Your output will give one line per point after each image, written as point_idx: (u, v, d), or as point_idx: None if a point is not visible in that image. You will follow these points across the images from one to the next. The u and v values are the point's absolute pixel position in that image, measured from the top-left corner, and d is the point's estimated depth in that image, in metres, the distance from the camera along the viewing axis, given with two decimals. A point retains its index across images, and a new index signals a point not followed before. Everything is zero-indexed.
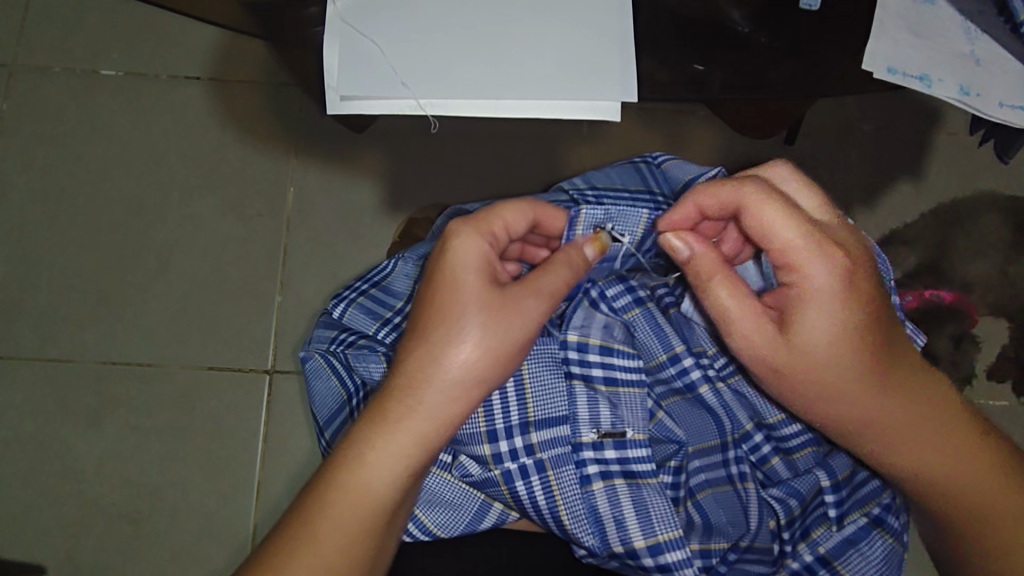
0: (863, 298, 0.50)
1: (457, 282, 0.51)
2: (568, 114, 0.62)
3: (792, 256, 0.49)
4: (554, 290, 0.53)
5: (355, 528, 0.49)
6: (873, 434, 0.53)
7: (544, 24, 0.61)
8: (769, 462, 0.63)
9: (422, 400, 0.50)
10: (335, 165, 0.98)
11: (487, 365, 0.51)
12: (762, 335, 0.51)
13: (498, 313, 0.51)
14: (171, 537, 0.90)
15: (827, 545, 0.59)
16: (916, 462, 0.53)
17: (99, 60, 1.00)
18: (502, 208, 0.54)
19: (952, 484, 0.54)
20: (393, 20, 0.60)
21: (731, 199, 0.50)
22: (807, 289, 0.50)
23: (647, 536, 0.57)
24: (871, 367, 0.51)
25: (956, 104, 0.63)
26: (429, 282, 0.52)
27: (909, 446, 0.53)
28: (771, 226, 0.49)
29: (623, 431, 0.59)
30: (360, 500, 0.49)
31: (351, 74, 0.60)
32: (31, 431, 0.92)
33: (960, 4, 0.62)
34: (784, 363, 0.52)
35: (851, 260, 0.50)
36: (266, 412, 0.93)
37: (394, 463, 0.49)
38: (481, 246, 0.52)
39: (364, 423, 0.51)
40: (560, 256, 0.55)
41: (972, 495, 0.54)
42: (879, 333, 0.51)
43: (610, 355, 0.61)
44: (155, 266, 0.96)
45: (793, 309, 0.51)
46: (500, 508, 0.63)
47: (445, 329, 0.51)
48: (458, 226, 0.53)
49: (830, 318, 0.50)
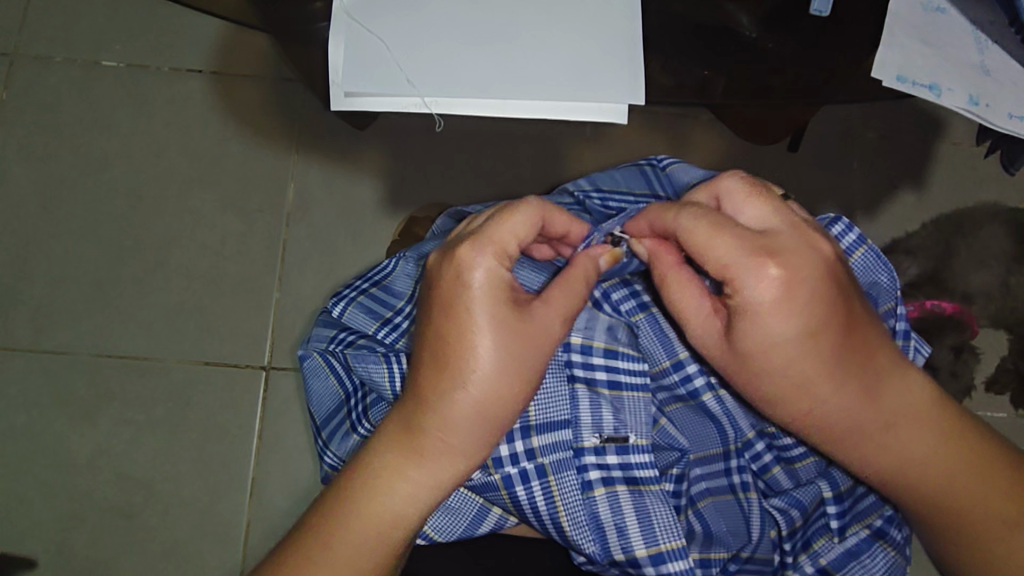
0: (811, 312, 0.47)
1: (471, 310, 0.48)
2: (574, 115, 0.62)
3: (725, 270, 0.48)
4: (573, 309, 0.52)
5: (374, 547, 0.49)
6: (828, 438, 0.52)
7: (552, 21, 0.60)
8: (770, 471, 0.63)
9: (452, 434, 0.49)
10: (335, 161, 0.98)
11: (510, 391, 0.49)
12: (714, 336, 0.51)
13: (516, 343, 0.49)
14: (164, 533, 0.89)
15: (828, 557, 0.58)
16: (875, 466, 0.52)
17: (100, 49, 0.99)
18: (512, 221, 0.49)
19: (931, 499, 0.53)
20: (399, 13, 0.59)
21: (671, 227, 0.50)
22: (745, 302, 0.47)
23: (649, 545, 0.56)
24: (828, 381, 0.49)
25: (964, 115, 0.62)
26: (436, 305, 0.49)
27: (866, 451, 0.52)
28: (702, 243, 0.48)
29: (625, 436, 0.58)
30: (386, 527, 0.50)
31: (354, 71, 0.60)
32: (24, 424, 0.91)
33: (973, 14, 0.62)
34: (740, 371, 0.51)
35: (789, 270, 0.47)
36: (261, 409, 0.92)
37: (412, 487, 0.50)
38: (499, 273, 0.49)
39: (379, 452, 0.50)
40: (577, 271, 0.53)
41: (942, 495, 0.52)
42: (836, 347, 0.48)
43: (614, 358, 0.61)
44: (154, 259, 0.95)
45: (738, 324, 0.49)
46: (498, 514, 0.62)
47: (459, 361, 0.48)
48: (472, 257, 0.48)
49: (770, 331, 0.48)
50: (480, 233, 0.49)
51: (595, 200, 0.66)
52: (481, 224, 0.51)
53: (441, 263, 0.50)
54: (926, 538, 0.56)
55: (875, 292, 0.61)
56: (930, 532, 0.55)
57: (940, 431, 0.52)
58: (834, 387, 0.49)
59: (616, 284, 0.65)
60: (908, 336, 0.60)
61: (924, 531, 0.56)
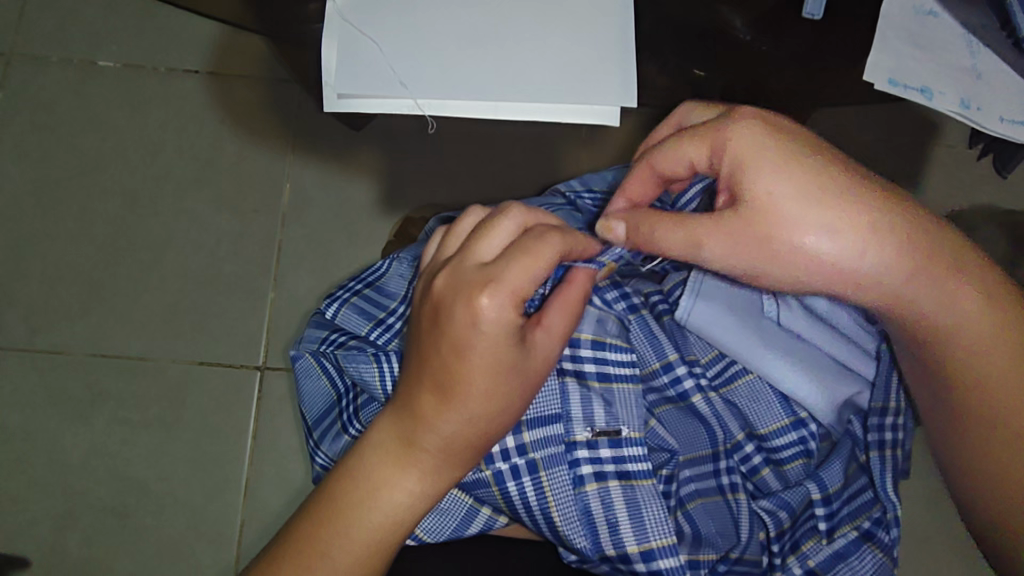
0: (799, 141, 0.46)
1: (487, 352, 0.47)
2: (565, 116, 0.65)
3: (706, 142, 0.47)
4: (569, 331, 0.52)
5: (368, 553, 0.50)
6: (896, 271, 0.45)
7: (541, 27, 0.64)
8: (760, 473, 0.64)
9: (452, 456, 0.50)
10: (332, 161, 0.98)
11: (507, 414, 0.50)
12: (733, 223, 0.46)
13: (519, 374, 0.49)
14: (158, 533, 0.89)
15: (816, 559, 0.59)
16: (938, 297, 0.47)
17: (97, 50, 0.99)
18: (533, 266, 0.46)
19: (991, 361, 0.49)
20: (392, 20, 0.63)
21: (645, 169, 0.51)
22: (736, 151, 0.46)
23: (640, 541, 0.57)
24: (857, 194, 0.45)
25: (956, 118, 0.64)
26: (450, 345, 0.47)
27: (927, 273, 0.46)
28: (671, 145, 0.49)
29: (617, 430, 0.60)
30: (377, 537, 0.50)
31: (347, 74, 0.62)
32: (19, 422, 0.91)
33: (961, 17, 0.63)
34: (775, 231, 0.45)
35: (757, 114, 0.47)
36: (256, 409, 0.92)
37: (404, 499, 0.50)
38: (515, 317, 0.47)
39: (375, 468, 0.50)
40: (575, 295, 0.51)
41: (988, 325, 0.49)
42: (841, 166, 0.46)
43: (603, 350, 0.62)
44: (149, 258, 0.96)
45: (741, 182, 0.46)
46: (488, 514, 0.62)
47: (461, 391, 0.48)
48: (490, 303, 0.46)
49: (775, 168, 0.45)
50: (500, 279, 0.46)
51: (586, 200, 0.68)
52: (497, 258, 0.47)
53: (455, 299, 0.47)
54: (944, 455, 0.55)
55: None
56: (967, 440, 0.52)
57: (966, 246, 0.49)
58: (867, 199, 0.45)
59: (606, 285, 0.66)
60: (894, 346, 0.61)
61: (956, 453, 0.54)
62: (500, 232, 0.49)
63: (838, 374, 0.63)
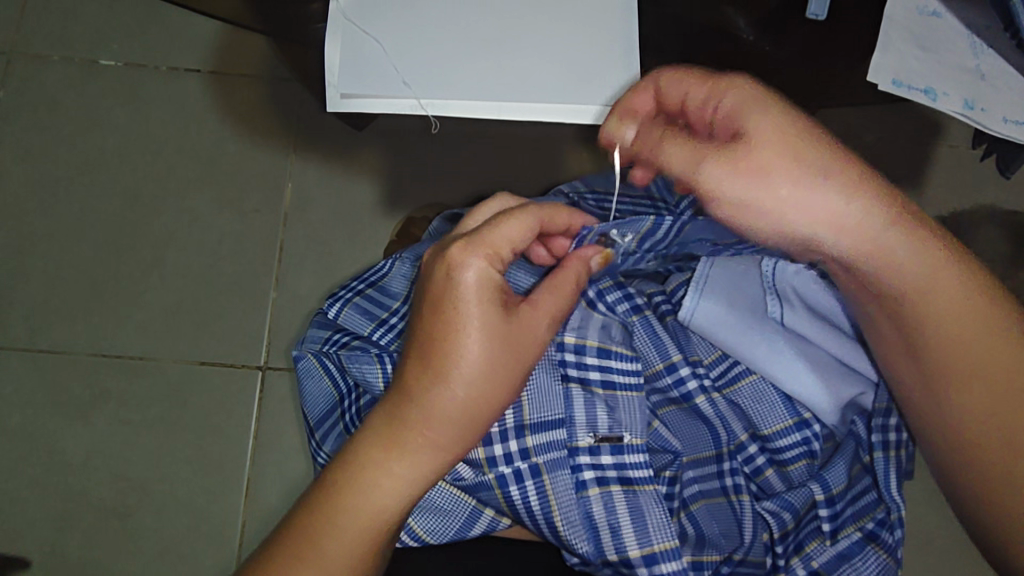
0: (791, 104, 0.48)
1: (472, 316, 0.48)
2: (566, 116, 0.65)
3: (708, 86, 0.49)
4: (559, 310, 0.53)
5: (358, 539, 0.50)
6: (863, 227, 0.47)
7: (541, 29, 0.65)
8: (763, 474, 0.64)
9: (439, 436, 0.50)
10: (333, 161, 0.97)
11: (494, 390, 0.50)
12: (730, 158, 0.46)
13: (500, 340, 0.49)
14: (159, 533, 0.89)
15: (820, 560, 0.60)
16: (899, 262, 0.49)
17: (97, 49, 0.99)
18: (506, 227, 0.50)
19: (958, 333, 0.51)
20: (393, 20, 0.64)
21: (647, 100, 0.52)
22: (739, 95, 0.47)
23: (642, 545, 0.57)
24: (839, 155, 0.46)
25: (960, 119, 0.64)
26: (435, 314, 0.49)
27: (890, 238, 0.48)
28: (675, 88, 0.50)
29: (620, 436, 0.59)
30: (368, 520, 0.50)
31: (350, 73, 0.64)
32: (20, 423, 0.91)
33: (966, 19, 0.64)
34: (770, 172, 0.45)
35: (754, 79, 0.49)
36: (257, 410, 0.92)
37: (393, 482, 0.50)
38: (489, 273, 0.49)
39: (363, 447, 0.50)
40: (567, 271, 0.54)
41: (952, 295, 0.51)
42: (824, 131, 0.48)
43: (607, 358, 0.62)
44: (150, 258, 0.95)
45: (742, 124, 0.46)
46: (490, 516, 0.62)
47: (442, 355, 0.49)
48: (462, 255, 0.49)
49: (772, 115, 0.46)
50: (472, 236, 0.50)
51: (589, 202, 0.67)
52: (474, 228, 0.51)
53: (434, 261, 0.51)
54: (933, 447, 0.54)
55: None
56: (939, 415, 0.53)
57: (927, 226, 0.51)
58: (847, 161, 0.46)
59: (609, 287, 0.66)
60: None
61: (948, 440, 0.53)
62: (484, 210, 0.57)
63: (840, 374, 0.63)
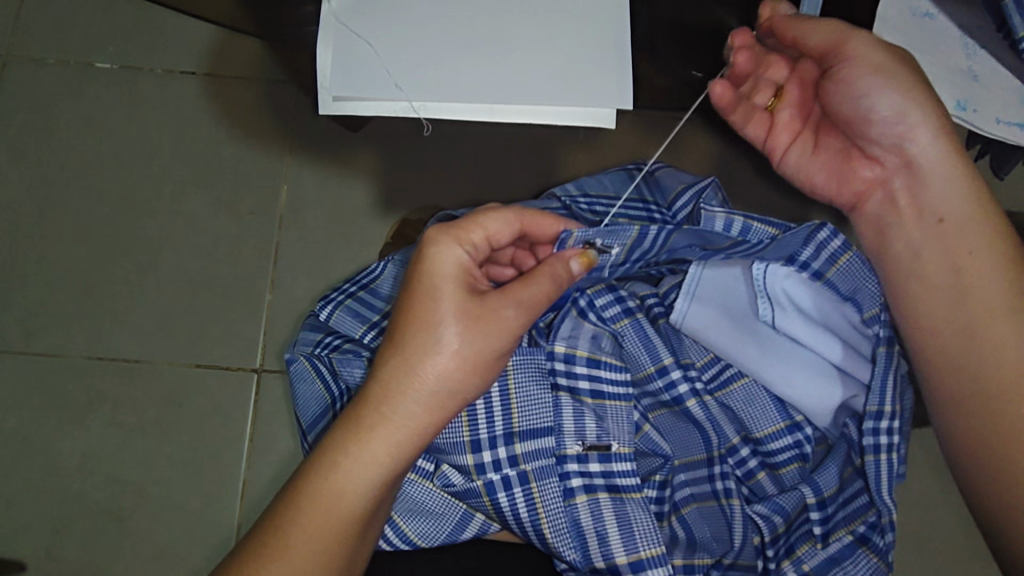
0: None
1: (438, 293, 0.52)
2: (560, 118, 0.66)
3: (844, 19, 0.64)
4: (535, 301, 0.53)
5: (320, 522, 0.49)
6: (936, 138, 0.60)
7: (535, 32, 0.66)
8: (755, 477, 0.66)
9: (400, 415, 0.51)
10: (328, 163, 0.97)
11: (457, 372, 0.52)
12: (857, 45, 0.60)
13: (466, 321, 0.51)
14: (154, 535, 0.90)
15: (811, 563, 0.61)
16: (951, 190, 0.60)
17: (93, 52, 0.99)
18: (481, 217, 0.54)
19: (1000, 266, 0.59)
20: (385, 21, 0.64)
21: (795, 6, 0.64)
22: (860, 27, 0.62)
23: (629, 552, 0.58)
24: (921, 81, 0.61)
25: (955, 119, 0.66)
26: (410, 292, 0.53)
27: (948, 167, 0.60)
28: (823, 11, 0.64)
29: (608, 445, 0.61)
30: (328, 505, 0.50)
31: (341, 73, 0.64)
32: (14, 427, 0.91)
33: (960, 20, 0.67)
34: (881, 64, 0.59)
35: None
36: (253, 412, 0.92)
37: (358, 467, 0.50)
38: (459, 255, 0.53)
39: (333, 430, 0.52)
40: (542, 267, 0.54)
41: (994, 237, 0.59)
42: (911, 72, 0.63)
43: (597, 367, 0.62)
44: (146, 261, 0.96)
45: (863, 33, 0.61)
46: (482, 519, 0.63)
47: (408, 331, 0.52)
48: (435, 234, 0.53)
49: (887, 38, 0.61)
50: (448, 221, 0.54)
51: (581, 205, 0.68)
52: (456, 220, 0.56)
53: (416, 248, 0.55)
54: (953, 440, 0.60)
55: (859, 296, 0.60)
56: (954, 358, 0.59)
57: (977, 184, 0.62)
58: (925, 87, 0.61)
59: (601, 291, 0.65)
60: (890, 342, 0.59)
61: (965, 395, 0.58)
62: None
63: (830, 380, 0.63)
